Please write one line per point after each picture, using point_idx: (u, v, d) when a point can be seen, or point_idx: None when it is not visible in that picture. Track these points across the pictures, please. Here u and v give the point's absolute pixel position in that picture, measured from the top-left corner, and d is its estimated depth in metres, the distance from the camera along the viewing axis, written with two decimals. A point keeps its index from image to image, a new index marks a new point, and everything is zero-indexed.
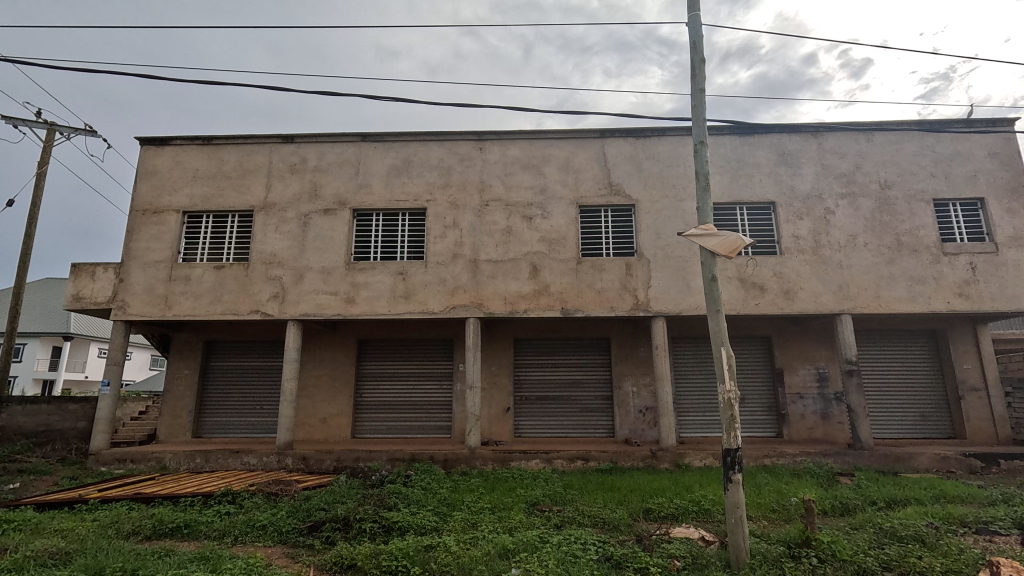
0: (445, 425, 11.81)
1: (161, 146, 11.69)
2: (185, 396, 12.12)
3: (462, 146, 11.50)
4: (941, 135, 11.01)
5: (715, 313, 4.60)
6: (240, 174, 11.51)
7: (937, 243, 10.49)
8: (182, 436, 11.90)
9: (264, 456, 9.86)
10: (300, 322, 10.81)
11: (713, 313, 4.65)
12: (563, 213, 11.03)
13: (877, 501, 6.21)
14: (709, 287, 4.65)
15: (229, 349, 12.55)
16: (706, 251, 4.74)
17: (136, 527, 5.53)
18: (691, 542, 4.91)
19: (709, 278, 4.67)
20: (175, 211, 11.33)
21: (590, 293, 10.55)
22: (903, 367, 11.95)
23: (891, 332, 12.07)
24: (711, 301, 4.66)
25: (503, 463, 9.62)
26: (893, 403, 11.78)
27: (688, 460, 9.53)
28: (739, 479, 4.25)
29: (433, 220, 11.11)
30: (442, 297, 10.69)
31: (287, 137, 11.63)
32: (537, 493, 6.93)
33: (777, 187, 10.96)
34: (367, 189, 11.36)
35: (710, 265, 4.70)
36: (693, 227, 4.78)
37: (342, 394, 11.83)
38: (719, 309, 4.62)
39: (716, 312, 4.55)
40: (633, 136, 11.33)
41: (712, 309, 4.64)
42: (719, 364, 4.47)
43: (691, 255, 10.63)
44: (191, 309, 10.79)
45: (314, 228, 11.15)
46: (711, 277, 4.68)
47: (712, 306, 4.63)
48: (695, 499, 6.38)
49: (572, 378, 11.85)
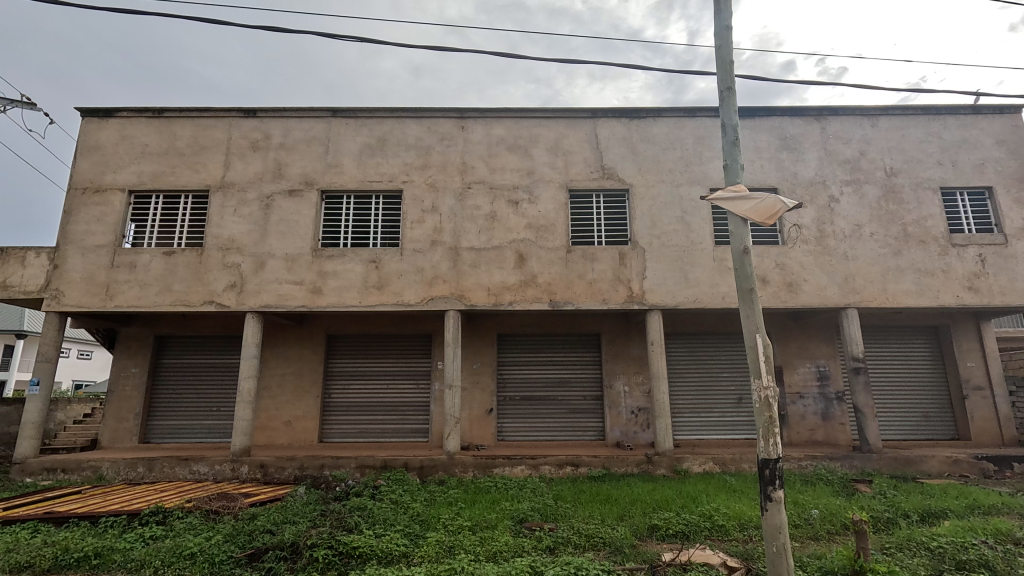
0: (422, 428, 10.86)
1: (106, 118, 10.49)
2: (132, 397, 10.92)
3: (442, 124, 10.58)
4: (948, 120, 10.49)
5: (747, 294, 3.78)
6: (195, 151, 10.38)
7: (945, 233, 9.94)
8: (128, 442, 10.70)
9: (216, 464, 8.80)
10: (260, 315, 9.75)
11: (744, 294, 3.84)
12: (551, 197, 10.19)
13: (910, 513, 5.47)
14: (740, 261, 3.82)
15: (183, 345, 11.40)
16: (736, 219, 3.90)
17: (31, 558, 4.46)
18: (713, 572, 4.12)
19: (740, 250, 3.83)
20: (119, 190, 10.14)
21: (581, 284, 9.73)
22: (905, 366, 11.40)
23: (892, 328, 11.52)
24: (743, 279, 3.84)
25: (485, 471, 8.70)
26: (896, 403, 11.20)
27: (686, 465, 8.77)
28: (779, 497, 3.42)
29: (410, 204, 10.15)
30: (419, 288, 9.74)
31: (248, 110, 10.54)
32: (524, 507, 6.03)
33: (778, 173, 10.30)
34: (337, 169, 10.35)
35: (741, 235, 3.86)
36: (721, 190, 3.95)
37: (309, 394, 10.79)
38: (752, 289, 3.81)
39: (750, 293, 3.74)
40: (627, 117, 10.55)
41: (744, 289, 3.82)
42: (754, 356, 3.65)
43: (689, 244, 9.90)
44: (136, 299, 9.62)
45: (278, 210, 10.09)
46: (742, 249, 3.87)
47: (743, 282, 3.82)
48: (705, 513, 5.59)
49: (560, 377, 11.00)
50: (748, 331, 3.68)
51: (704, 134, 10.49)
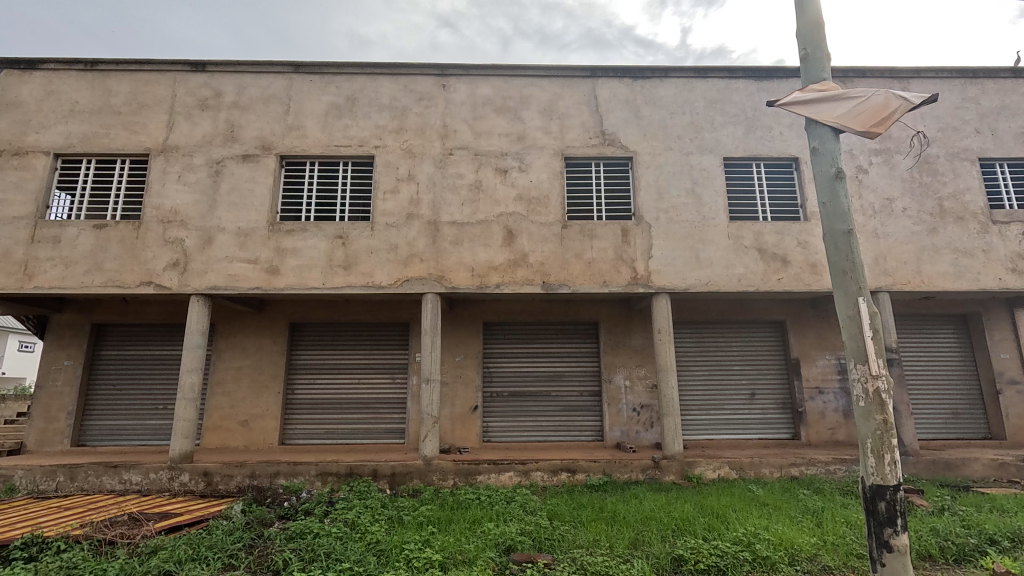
0: (399, 428, 9.61)
1: (29, 71, 9.03)
2: (64, 393, 9.53)
3: (421, 82, 9.27)
4: (986, 84, 9.41)
5: (847, 233, 3.70)
6: (133, 110, 8.97)
7: (985, 209, 8.88)
8: (58, 445, 9.30)
9: (150, 473, 7.47)
10: (208, 298, 8.40)
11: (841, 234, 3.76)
12: (544, 165, 8.95)
13: (999, 538, 4.37)
14: (834, 183, 3.83)
15: (126, 334, 10.02)
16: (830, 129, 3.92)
17: None
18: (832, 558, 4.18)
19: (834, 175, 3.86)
20: (43, 153, 8.70)
21: (579, 264, 8.51)
22: (933, 358, 10.33)
23: (920, 316, 10.42)
24: (840, 219, 3.76)
25: (468, 479, 7.51)
26: (924, 398, 10.12)
27: (699, 471, 7.66)
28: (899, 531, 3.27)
29: (382, 171, 8.85)
30: (392, 268, 8.45)
31: (196, 64, 9.15)
32: (511, 530, 4.85)
33: (800, 140, 9.14)
34: (299, 132, 9.00)
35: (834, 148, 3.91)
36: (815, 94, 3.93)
37: (269, 391, 9.47)
38: (849, 230, 3.74)
39: (850, 233, 3.66)
40: (630, 77, 9.35)
41: (842, 229, 3.74)
42: (859, 339, 3.50)
43: (700, 220, 8.73)
44: (60, 279, 8.23)
45: (229, 178, 8.73)
46: (834, 176, 3.87)
47: (827, 199, 3.84)
48: (741, 539, 4.41)
49: (553, 370, 9.80)
50: (850, 299, 3.56)
51: (717, 97, 9.30)
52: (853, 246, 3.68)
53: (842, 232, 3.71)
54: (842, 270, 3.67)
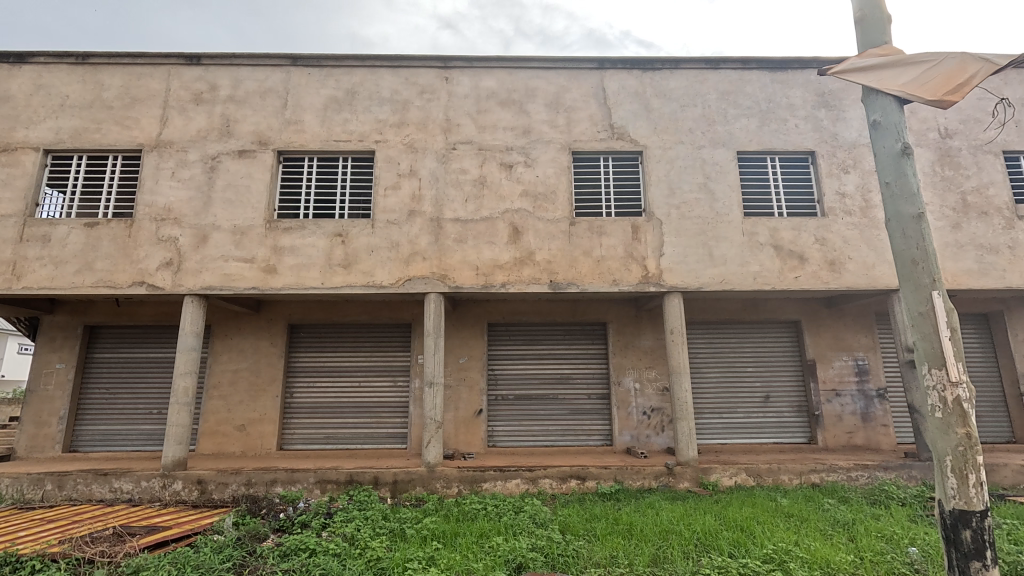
0: (401, 433, 9.29)
1: (18, 64, 8.75)
2: (56, 398, 9.24)
3: (423, 75, 8.97)
4: (1009, 74, 9.07)
5: (917, 218, 3.78)
6: (126, 104, 8.67)
7: (1009, 204, 8.53)
8: (49, 451, 9.00)
9: (141, 481, 7.16)
10: (202, 299, 8.09)
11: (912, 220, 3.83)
12: (550, 160, 8.63)
13: None
14: (900, 161, 3.92)
15: (120, 336, 9.72)
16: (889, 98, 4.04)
17: None
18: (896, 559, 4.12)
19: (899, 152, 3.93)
20: (32, 149, 8.41)
21: (587, 262, 8.19)
22: None
23: None
24: (907, 202, 3.85)
25: (473, 487, 7.18)
26: None
27: (715, 478, 7.33)
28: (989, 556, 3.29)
29: (383, 166, 8.53)
30: (394, 267, 8.14)
31: (190, 57, 8.86)
32: (522, 545, 4.52)
33: (816, 133, 8.80)
34: (297, 126, 8.69)
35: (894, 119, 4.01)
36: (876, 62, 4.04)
37: (266, 394, 9.16)
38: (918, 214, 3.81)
39: (921, 216, 3.75)
40: (639, 68, 9.03)
41: (912, 214, 3.82)
42: (935, 340, 3.56)
43: (714, 216, 8.40)
44: (49, 279, 7.93)
45: (224, 174, 8.43)
46: (900, 151, 3.95)
47: (892, 178, 3.93)
48: (772, 558, 4.10)
49: (560, 372, 9.47)
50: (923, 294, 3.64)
51: (729, 89, 8.97)
52: (922, 230, 3.76)
53: (911, 217, 3.81)
54: (913, 259, 3.76)
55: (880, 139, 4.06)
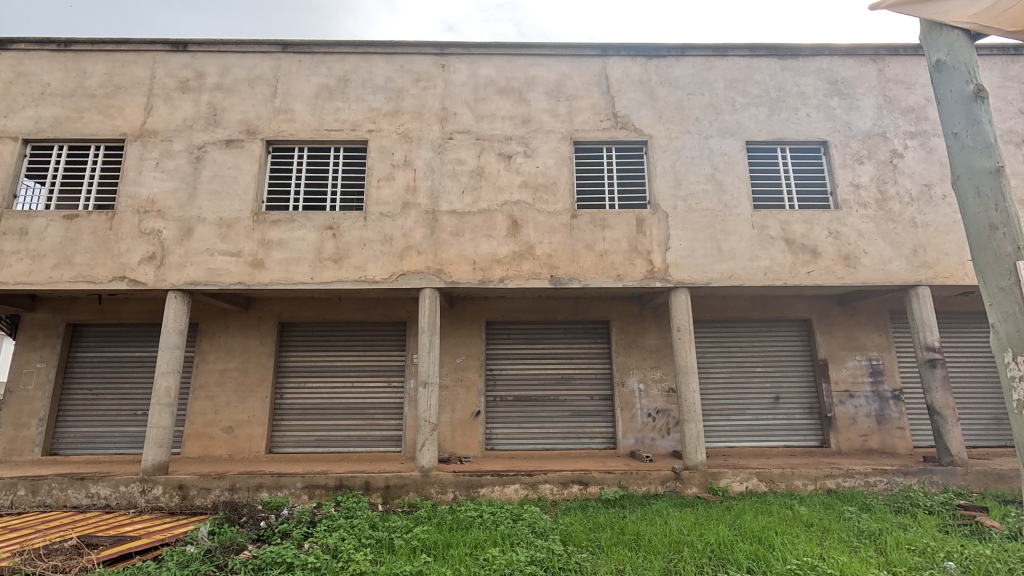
0: (395, 435, 8.90)
1: None
2: (36, 399, 8.87)
3: (419, 62, 8.62)
4: None
5: (998, 171, 3.66)
6: (109, 92, 8.32)
7: None
8: (28, 454, 8.62)
9: (120, 486, 6.78)
10: (186, 295, 7.71)
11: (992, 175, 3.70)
12: (551, 150, 8.27)
13: None
14: (972, 107, 3.78)
15: (103, 335, 9.36)
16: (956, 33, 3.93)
17: None
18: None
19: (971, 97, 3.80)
20: (11, 139, 8.07)
21: (590, 257, 7.81)
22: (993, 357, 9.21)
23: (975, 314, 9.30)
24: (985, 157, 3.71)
25: (470, 492, 6.80)
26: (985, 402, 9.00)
27: (725, 483, 6.93)
28: None
29: (376, 156, 8.18)
30: (387, 261, 7.77)
31: (177, 44, 8.52)
32: (520, 558, 4.13)
33: (829, 123, 8.43)
34: (287, 115, 8.34)
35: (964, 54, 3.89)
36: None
37: (254, 395, 8.78)
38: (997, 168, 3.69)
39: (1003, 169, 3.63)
40: (644, 56, 8.68)
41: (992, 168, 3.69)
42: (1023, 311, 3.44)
43: (722, 208, 8.02)
44: (26, 274, 7.57)
45: (211, 164, 8.07)
46: (972, 95, 3.81)
47: (964, 127, 3.82)
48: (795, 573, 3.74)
49: (561, 373, 9.08)
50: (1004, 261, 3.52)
51: (738, 77, 8.61)
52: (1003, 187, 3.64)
53: (991, 171, 3.68)
54: (991, 223, 3.63)
55: (948, 82, 3.93)
